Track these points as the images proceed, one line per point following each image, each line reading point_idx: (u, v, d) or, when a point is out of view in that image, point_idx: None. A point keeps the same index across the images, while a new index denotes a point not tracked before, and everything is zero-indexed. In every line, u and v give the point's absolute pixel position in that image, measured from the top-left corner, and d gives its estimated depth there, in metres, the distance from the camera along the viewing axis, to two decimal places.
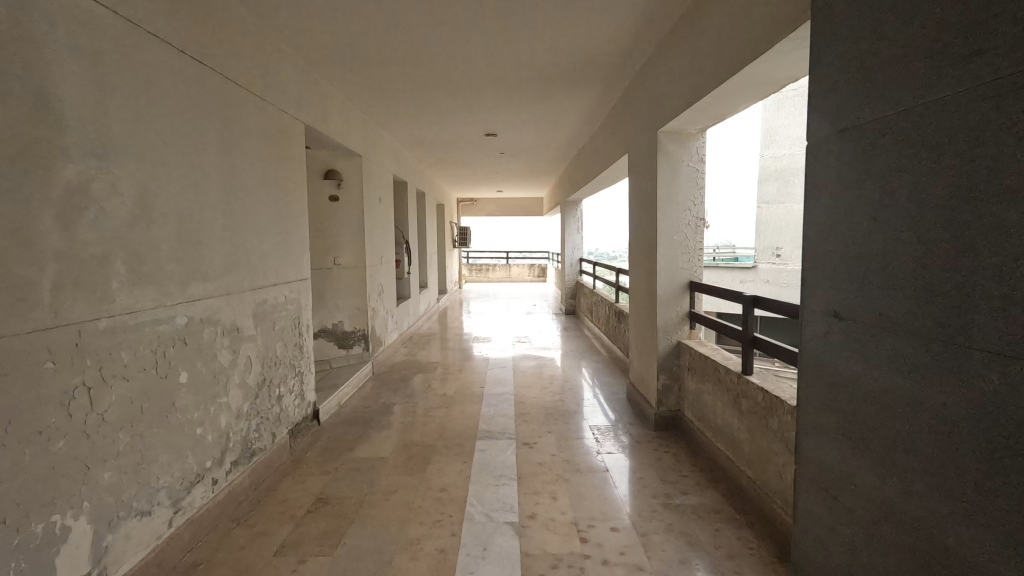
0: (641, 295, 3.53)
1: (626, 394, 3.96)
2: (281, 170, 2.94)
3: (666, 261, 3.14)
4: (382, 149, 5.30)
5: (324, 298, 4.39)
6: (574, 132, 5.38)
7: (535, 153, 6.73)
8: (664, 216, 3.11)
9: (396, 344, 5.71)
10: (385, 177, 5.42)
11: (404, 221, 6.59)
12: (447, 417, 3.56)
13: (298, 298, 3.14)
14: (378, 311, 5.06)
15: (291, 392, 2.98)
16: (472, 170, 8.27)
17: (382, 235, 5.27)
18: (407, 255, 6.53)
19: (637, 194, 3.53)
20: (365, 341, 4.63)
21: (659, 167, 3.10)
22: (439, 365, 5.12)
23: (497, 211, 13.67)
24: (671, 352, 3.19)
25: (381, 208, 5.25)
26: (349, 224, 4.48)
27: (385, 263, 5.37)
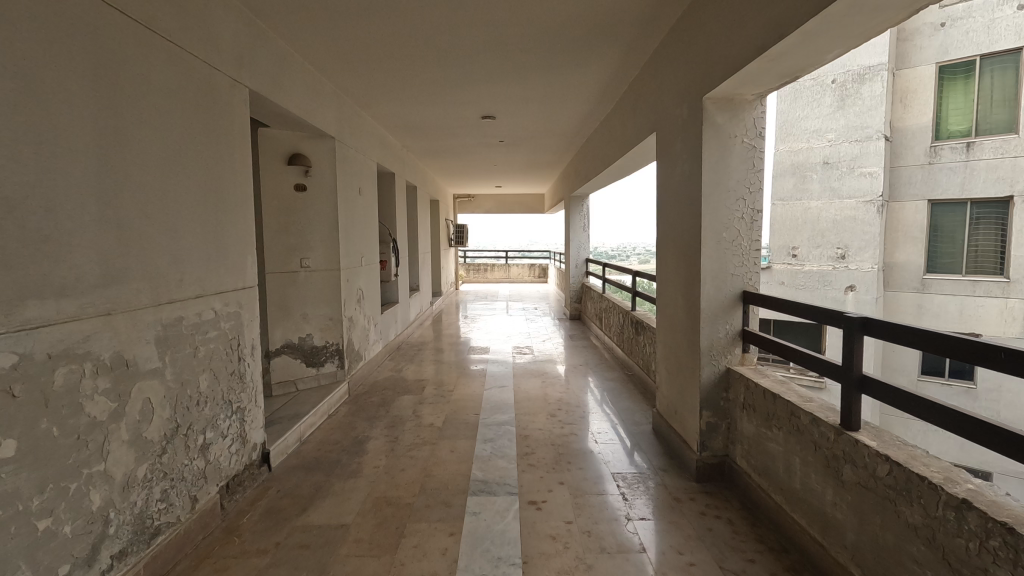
0: (675, 306, 2.83)
1: (651, 426, 3.25)
2: (211, 145, 2.24)
3: (712, 266, 2.45)
4: (363, 133, 4.60)
5: (289, 307, 3.68)
6: (585, 113, 4.67)
7: (538, 141, 6.02)
8: (711, 207, 2.42)
9: (380, 358, 4.99)
10: (367, 166, 4.72)
11: (390, 216, 5.87)
12: (433, 458, 2.84)
13: (239, 313, 2.44)
14: (356, 321, 4.34)
15: (224, 436, 2.28)
16: (468, 161, 7.54)
17: (363, 232, 4.56)
18: (395, 255, 5.82)
19: (671, 181, 2.83)
20: (339, 357, 3.91)
21: (703, 144, 2.40)
22: (428, 383, 4.40)
23: (495, 208, 12.93)
24: (717, 381, 2.49)
25: (362, 202, 4.55)
26: (321, 219, 3.78)
27: (367, 265, 4.65)
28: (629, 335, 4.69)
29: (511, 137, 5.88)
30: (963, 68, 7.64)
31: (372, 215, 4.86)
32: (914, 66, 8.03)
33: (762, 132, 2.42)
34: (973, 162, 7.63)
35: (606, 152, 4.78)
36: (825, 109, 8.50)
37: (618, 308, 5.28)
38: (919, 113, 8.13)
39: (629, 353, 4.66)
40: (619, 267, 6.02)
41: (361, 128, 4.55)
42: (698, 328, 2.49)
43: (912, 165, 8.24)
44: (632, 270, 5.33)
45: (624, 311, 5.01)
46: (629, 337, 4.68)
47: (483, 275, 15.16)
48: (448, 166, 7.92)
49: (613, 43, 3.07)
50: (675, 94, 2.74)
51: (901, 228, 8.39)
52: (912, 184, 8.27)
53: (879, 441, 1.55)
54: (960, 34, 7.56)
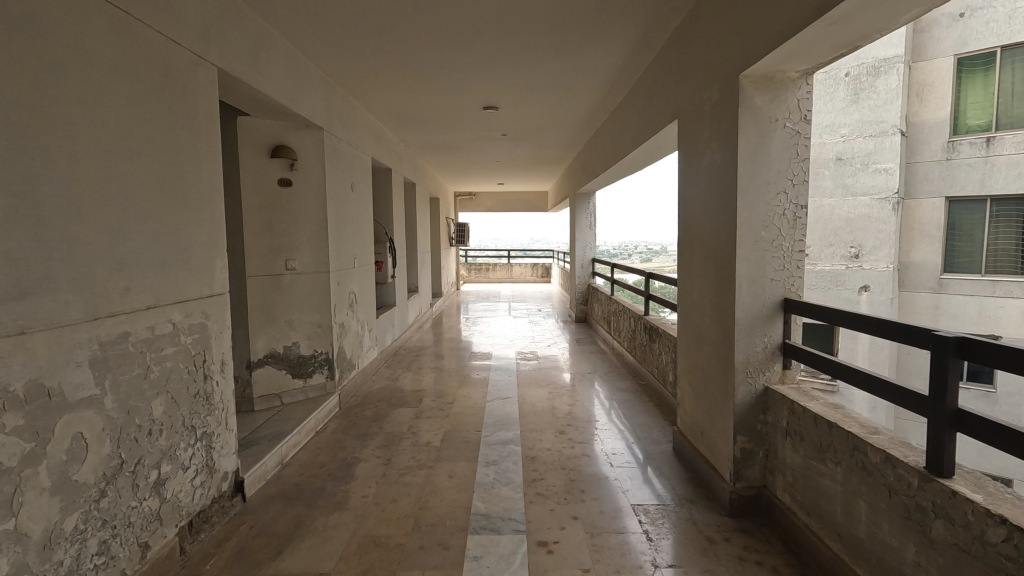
0: (702, 314, 2.51)
1: (672, 447, 2.92)
2: (167, 131, 1.92)
3: (749, 270, 2.13)
4: (356, 124, 4.28)
5: (273, 312, 3.36)
6: (595, 102, 4.33)
7: (543, 134, 5.69)
8: (746, 202, 2.10)
9: (375, 365, 4.69)
10: (361, 161, 4.41)
11: (387, 214, 5.55)
12: (428, 486, 2.52)
13: (205, 324, 2.12)
14: (348, 327, 4.02)
15: (185, 468, 1.97)
16: (469, 157, 7.21)
17: (356, 231, 4.25)
18: (391, 255, 5.50)
19: (698, 173, 2.50)
20: (329, 367, 3.60)
21: (740, 129, 2.08)
22: (426, 394, 4.08)
23: (497, 207, 12.59)
24: (754, 403, 2.17)
25: (355, 198, 4.23)
26: (309, 217, 3.46)
27: (360, 266, 4.33)
28: (642, 341, 4.36)
29: (513, 129, 5.55)
30: (982, 60, 7.03)
31: (366, 213, 4.55)
32: (929, 59, 7.40)
33: (808, 116, 2.10)
34: (994, 159, 7.07)
35: (618, 145, 4.45)
36: (838, 102, 7.56)
37: (629, 310, 4.95)
38: (936, 107, 7.46)
39: (642, 360, 4.32)
40: (628, 267, 5.67)
41: (354, 119, 4.23)
42: (732, 341, 2.17)
43: (928, 161, 7.58)
44: (644, 271, 4.99)
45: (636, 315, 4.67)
46: (642, 343, 4.35)
47: (485, 275, 14.87)
48: (448, 162, 7.59)
49: (630, 18, 2.74)
50: (704, 73, 2.41)
51: (915, 225, 7.72)
52: (928, 180, 7.61)
53: (984, 494, 1.24)
54: (980, 24, 6.94)
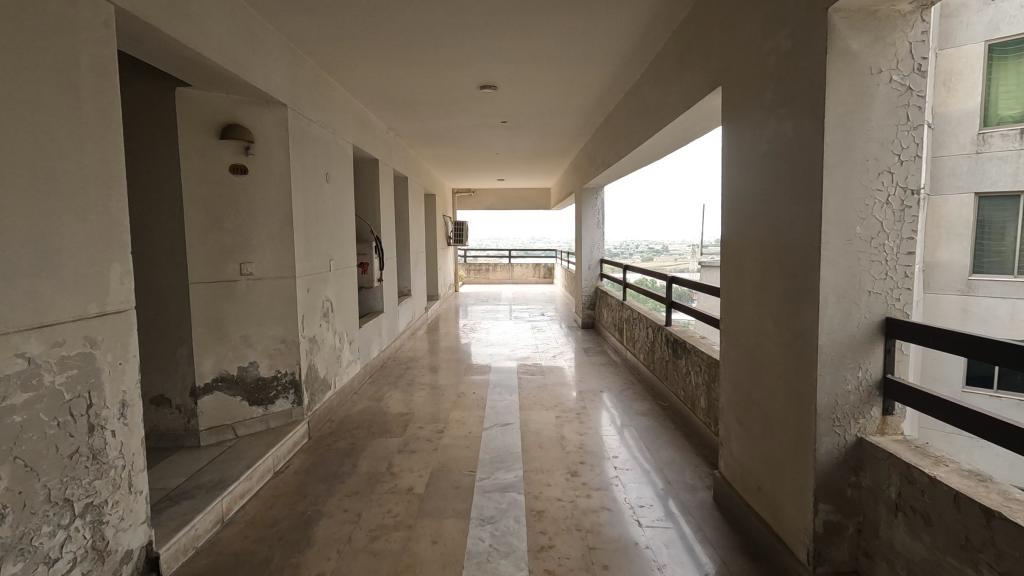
0: (760, 335, 1.93)
1: (713, 498, 2.34)
2: (15, 83, 1.34)
3: (837, 280, 1.55)
4: (332, 104, 3.70)
5: (224, 326, 2.78)
6: (608, 77, 3.74)
7: (546, 119, 5.11)
8: (834, 185, 1.53)
9: (357, 382, 4.11)
10: (340, 148, 3.83)
11: (372, 210, 4.98)
12: (404, 558, 1.95)
13: (91, 356, 1.54)
14: (322, 341, 3.45)
15: (48, 562, 1.40)
16: (465, 148, 6.63)
17: (332, 229, 3.67)
18: (378, 255, 4.92)
19: (755, 149, 1.93)
20: (295, 391, 3.04)
21: (828, 83, 1.51)
22: (413, 418, 3.50)
23: (496, 204, 12.02)
24: (842, 462, 1.60)
25: (331, 190, 3.65)
26: (271, 212, 2.90)
27: (337, 269, 3.76)
28: (663, 355, 3.77)
29: (513, 114, 4.97)
30: None
31: (346, 208, 3.97)
32: None
33: (924, 66, 1.51)
34: None
35: (636, 128, 3.86)
36: None
37: (646, 317, 4.34)
38: None
39: (664, 378, 3.74)
40: (643, 269, 5.06)
41: (330, 98, 3.65)
42: (814, 376, 1.60)
43: None
44: (664, 274, 4.39)
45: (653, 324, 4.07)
46: (664, 358, 3.76)
47: (486, 275, 14.30)
48: (443, 154, 7.00)
49: None
50: (766, 17, 1.83)
51: None
52: None
53: None
54: None
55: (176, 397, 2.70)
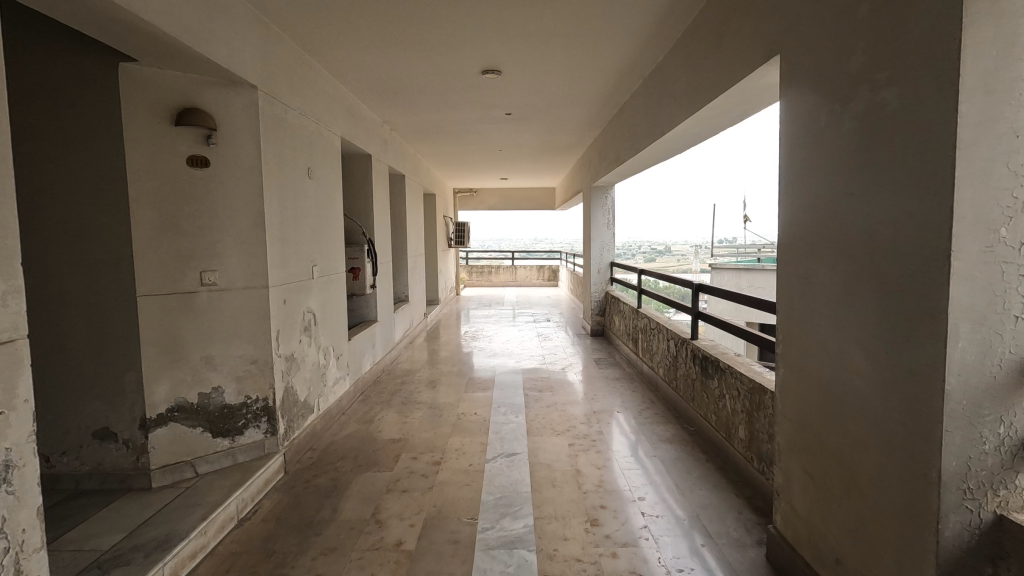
0: (842, 366, 1.51)
1: (768, 561, 1.91)
2: None
3: (973, 302, 1.13)
4: (317, 91, 3.29)
5: (182, 345, 2.36)
6: (627, 58, 3.33)
7: (555, 110, 4.69)
8: (970, 171, 1.11)
9: (345, 401, 3.69)
10: (325, 140, 3.43)
11: (365, 210, 4.57)
12: None
13: None
14: (303, 359, 3.04)
15: None
16: (467, 143, 6.20)
17: (316, 232, 3.26)
18: (370, 260, 4.52)
19: (835, 130, 1.51)
20: (268, 419, 2.63)
21: (966, 27, 1.08)
22: (406, 445, 3.08)
23: (499, 204, 11.60)
24: (974, 548, 1.18)
25: (314, 187, 3.24)
26: (238, 212, 2.49)
27: (322, 276, 3.34)
28: (689, 372, 3.36)
29: (518, 105, 4.55)
30: None
31: (333, 208, 3.56)
32: None
33: None
34: None
35: (659, 116, 3.45)
36: None
37: (665, 328, 3.93)
38: None
39: (689, 398, 3.32)
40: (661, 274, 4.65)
41: (314, 83, 3.25)
42: (935, 430, 1.18)
43: None
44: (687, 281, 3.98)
45: (675, 337, 3.66)
46: (689, 375, 3.34)
47: (488, 278, 13.87)
48: (443, 151, 6.59)
49: None
50: None
51: None
52: None
53: None
54: None
55: (123, 430, 2.28)
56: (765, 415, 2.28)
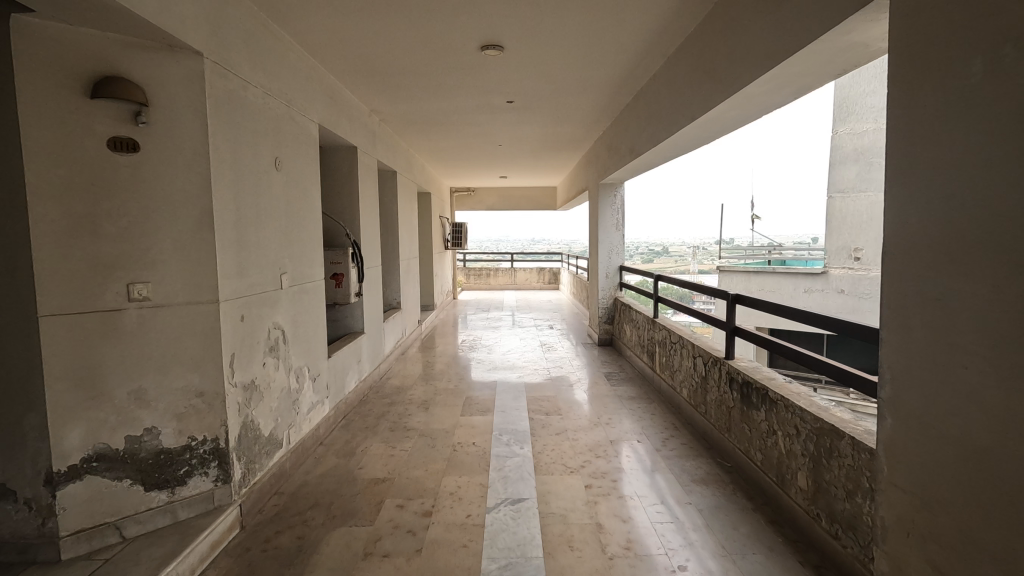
0: (1017, 421, 1.03)
1: None
2: None
3: None
4: (286, 68, 2.81)
5: (103, 378, 1.87)
6: (651, 29, 2.85)
7: (562, 96, 4.21)
8: None
9: (322, 430, 3.20)
10: (298, 127, 2.94)
11: (350, 209, 4.08)
12: None
13: None
14: (269, 386, 2.55)
15: None
16: (463, 137, 5.72)
17: (286, 234, 2.78)
18: (356, 265, 4.03)
19: (1012, 67, 1.02)
20: (218, 465, 2.14)
21: None
22: (391, 488, 2.58)
23: (498, 204, 11.10)
24: None
25: (283, 182, 2.75)
26: (177, 210, 2.00)
27: (294, 286, 2.85)
28: (723, 397, 2.87)
29: (521, 89, 4.06)
30: None
31: (308, 206, 3.07)
32: None
33: None
34: None
35: (688, 98, 2.97)
36: None
37: (690, 342, 3.44)
38: None
39: (724, 427, 2.84)
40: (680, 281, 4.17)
41: (283, 59, 2.76)
42: None
43: None
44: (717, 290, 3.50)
45: (704, 354, 3.17)
46: (724, 399, 2.86)
47: (487, 281, 13.38)
48: (439, 146, 6.12)
49: None
50: None
51: None
52: None
53: None
54: None
55: (24, 487, 1.80)
56: (843, 467, 1.80)
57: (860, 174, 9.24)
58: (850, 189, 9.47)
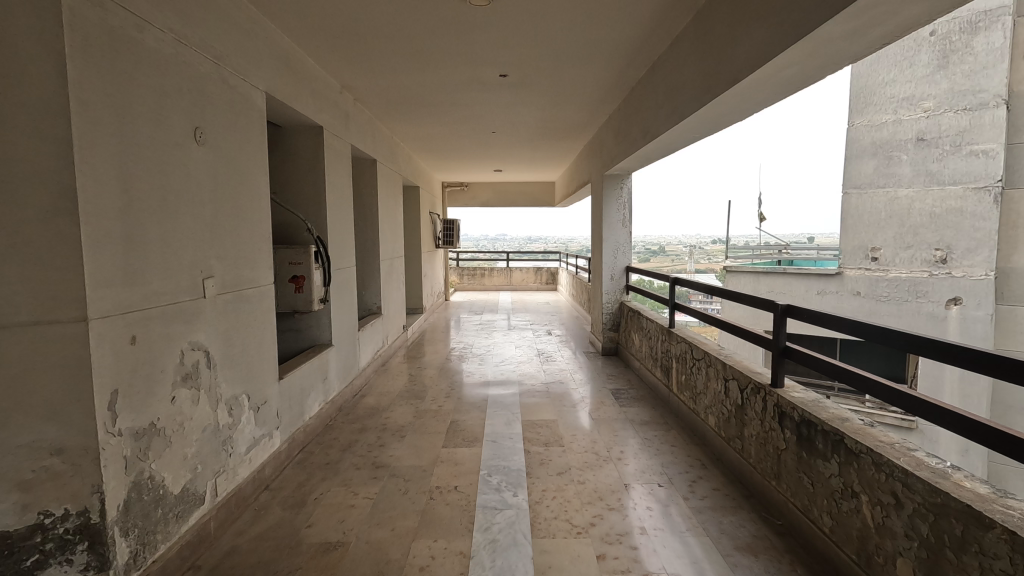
0: None
1: None
2: None
3: None
4: (216, 15, 2.20)
5: None
6: None
7: (564, 67, 3.61)
8: None
9: (268, 470, 2.58)
10: (233, 92, 2.33)
11: (314, 199, 3.49)
12: None
13: None
14: (182, 427, 1.93)
15: None
16: (452, 121, 5.11)
17: (213, 227, 2.17)
18: (321, 265, 3.43)
19: None
20: (89, 549, 1.55)
21: None
22: (343, 559, 1.97)
23: (492, 199, 10.49)
24: None
25: (209, 160, 2.14)
26: (20, 192, 1.40)
27: (224, 294, 2.24)
28: (768, 434, 2.28)
29: (516, 58, 3.46)
30: None
31: (248, 193, 2.46)
32: None
33: None
34: None
35: (729, 56, 2.37)
36: None
37: (717, 360, 2.85)
38: None
39: (771, 472, 2.24)
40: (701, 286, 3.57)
41: (212, 1, 2.16)
42: None
43: None
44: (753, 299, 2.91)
45: (739, 376, 2.58)
46: (770, 437, 2.27)
47: (482, 282, 12.78)
48: (425, 132, 5.51)
49: None
50: None
51: None
52: None
53: None
54: None
55: None
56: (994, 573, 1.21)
57: (879, 168, 8.69)
58: (868, 184, 8.91)
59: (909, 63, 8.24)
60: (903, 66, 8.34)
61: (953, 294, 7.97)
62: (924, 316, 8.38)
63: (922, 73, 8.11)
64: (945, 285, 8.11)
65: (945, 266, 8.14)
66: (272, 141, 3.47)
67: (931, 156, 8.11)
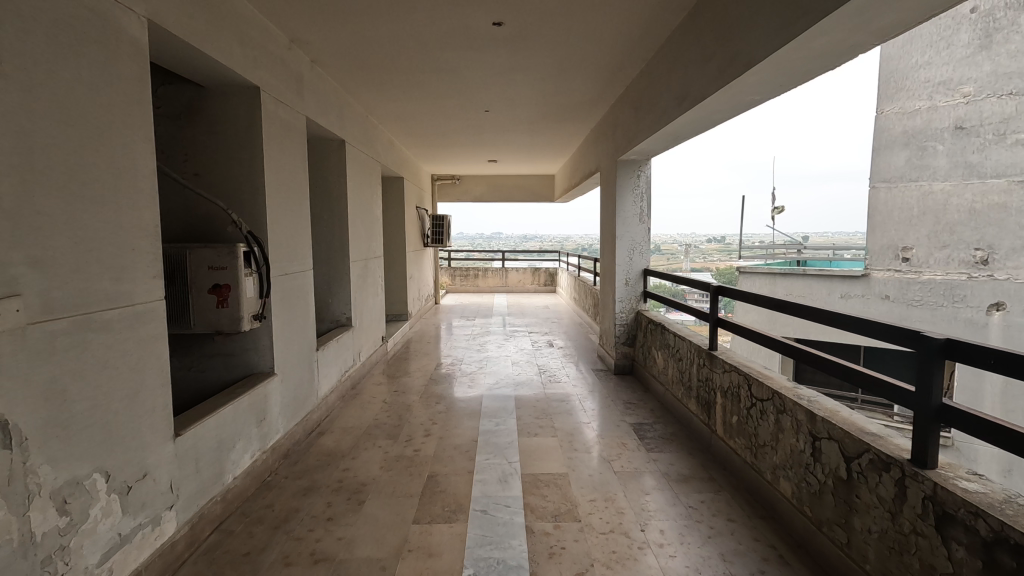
0: None
1: None
2: None
3: None
4: None
5: None
6: None
7: (576, 12, 2.78)
8: None
9: None
10: (73, 3, 1.49)
11: (253, 186, 2.67)
12: None
13: None
14: None
15: None
16: (437, 94, 4.27)
17: (21, 214, 1.33)
18: (255, 271, 2.58)
19: None
20: None
21: None
22: None
23: (486, 194, 9.65)
24: None
25: (8, 104, 1.30)
26: None
27: (49, 321, 1.40)
28: (912, 540, 1.45)
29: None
30: None
31: (109, 163, 1.62)
32: None
33: None
34: None
35: None
36: None
37: (801, 407, 2.01)
38: None
39: None
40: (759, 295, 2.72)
41: None
42: None
43: None
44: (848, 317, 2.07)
45: (844, 437, 1.75)
46: (915, 546, 1.44)
47: (475, 283, 11.93)
48: (406, 109, 4.67)
49: None
50: None
51: None
52: None
53: None
54: None
55: None
56: None
57: (912, 160, 7.87)
58: (900, 177, 8.11)
59: (945, 43, 7.33)
60: (940, 46, 7.41)
61: (995, 298, 6.97)
62: (962, 323, 7.38)
63: (961, 54, 7.15)
64: (985, 289, 7.10)
65: (986, 267, 7.16)
66: (194, 106, 2.64)
67: (970, 146, 7.19)
